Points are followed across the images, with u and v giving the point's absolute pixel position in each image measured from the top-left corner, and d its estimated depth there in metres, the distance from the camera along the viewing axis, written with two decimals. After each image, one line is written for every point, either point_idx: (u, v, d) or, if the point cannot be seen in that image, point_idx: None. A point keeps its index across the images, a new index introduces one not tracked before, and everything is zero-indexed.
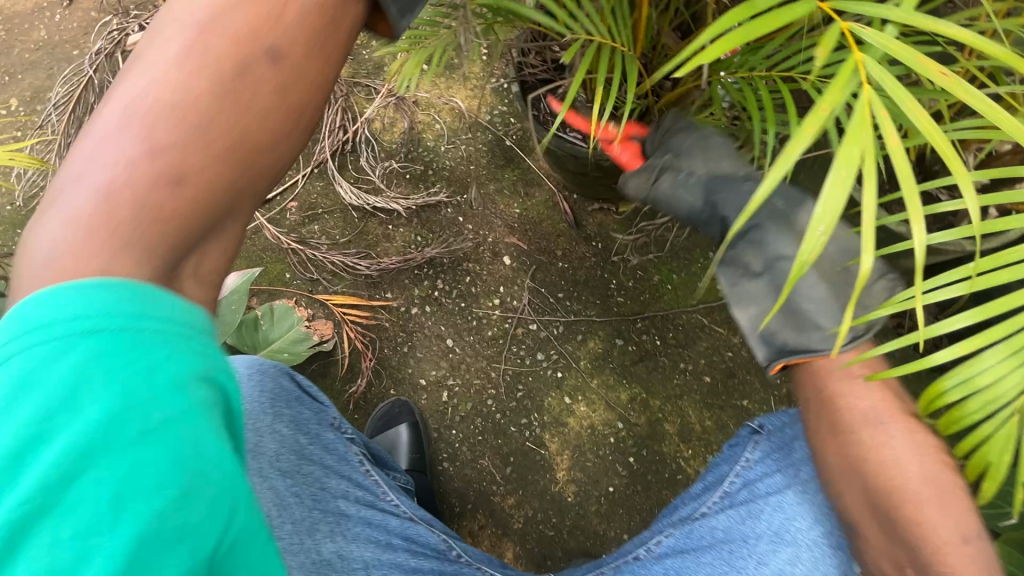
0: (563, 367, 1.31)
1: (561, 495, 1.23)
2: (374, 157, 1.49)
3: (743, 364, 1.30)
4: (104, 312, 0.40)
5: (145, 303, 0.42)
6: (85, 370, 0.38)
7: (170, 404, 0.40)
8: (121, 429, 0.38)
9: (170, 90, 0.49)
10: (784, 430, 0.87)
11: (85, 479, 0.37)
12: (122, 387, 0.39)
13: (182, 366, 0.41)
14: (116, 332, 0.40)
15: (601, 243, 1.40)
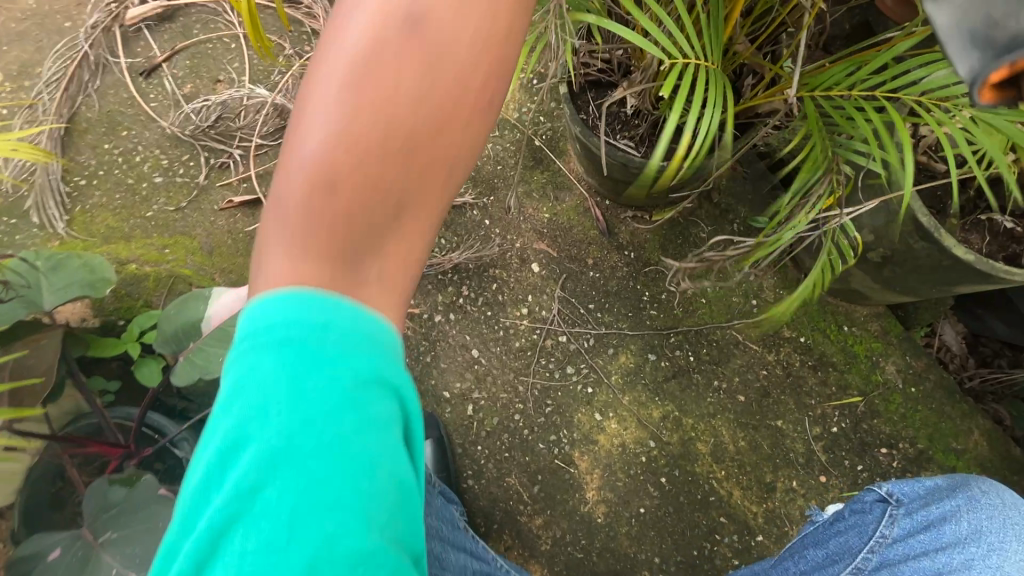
0: (593, 382, 1.26)
1: (591, 516, 1.19)
2: None
3: (778, 383, 1.27)
4: (299, 335, 0.43)
5: (339, 320, 0.45)
6: (285, 391, 0.41)
7: (352, 415, 0.42)
8: (310, 438, 0.40)
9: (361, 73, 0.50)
10: (928, 508, 0.86)
11: (281, 488, 0.39)
12: (314, 403, 0.41)
13: (366, 381, 0.43)
14: (307, 353, 0.43)
15: (634, 252, 1.34)
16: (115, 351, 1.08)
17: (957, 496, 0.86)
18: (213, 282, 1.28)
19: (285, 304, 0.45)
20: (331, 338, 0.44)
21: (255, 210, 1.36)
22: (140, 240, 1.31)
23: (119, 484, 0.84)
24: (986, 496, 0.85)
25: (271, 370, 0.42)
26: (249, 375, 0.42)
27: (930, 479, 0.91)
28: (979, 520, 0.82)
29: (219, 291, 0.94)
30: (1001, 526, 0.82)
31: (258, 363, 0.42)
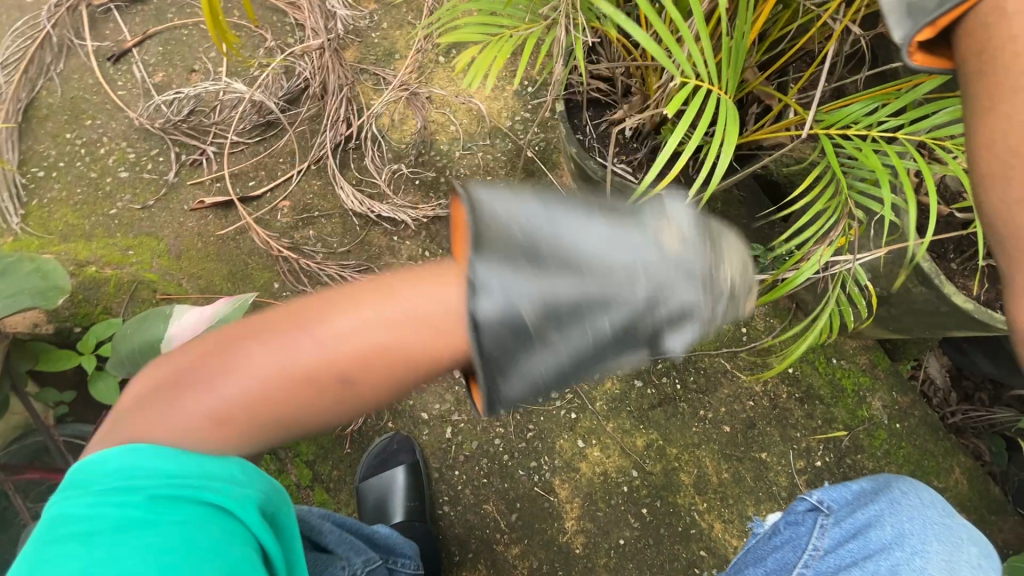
0: (577, 408, 1.23)
1: (569, 546, 1.16)
2: (380, 157, 1.33)
3: (764, 414, 1.24)
4: (135, 470, 0.41)
5: (183, 468, 0.42)
6: (111, 510, 0.41)
7: (180, 527, 0.42)
8: (138, 547, 0.41)
9: (285, 361, 0.39)
10: (854, 516, 0.82)
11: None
12: (143, 520, 0.41)
13: (202, 492, 0.42)
14: (135, 486, 0.41)
15: None
16: (69, 363, 1.00)
17: (879, 501, 0.83)
18: (179, 288, 1.20)
19: (125, 450, 0.42)
20: (156, 477, 0.42)
21: (227, 212, 1.27)
22: (102, 240, 1.23)
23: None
24: (905, 497, 0.82)
25: (103, 499, 0.41)
26: (80, 500, 0.42)
27: (854, 484, 0.88)
28: (900, 523, 0.79)
29: (181, 309, 0.88)
30: (920, 527, 0.78)
31: (91, 489, 0.42)
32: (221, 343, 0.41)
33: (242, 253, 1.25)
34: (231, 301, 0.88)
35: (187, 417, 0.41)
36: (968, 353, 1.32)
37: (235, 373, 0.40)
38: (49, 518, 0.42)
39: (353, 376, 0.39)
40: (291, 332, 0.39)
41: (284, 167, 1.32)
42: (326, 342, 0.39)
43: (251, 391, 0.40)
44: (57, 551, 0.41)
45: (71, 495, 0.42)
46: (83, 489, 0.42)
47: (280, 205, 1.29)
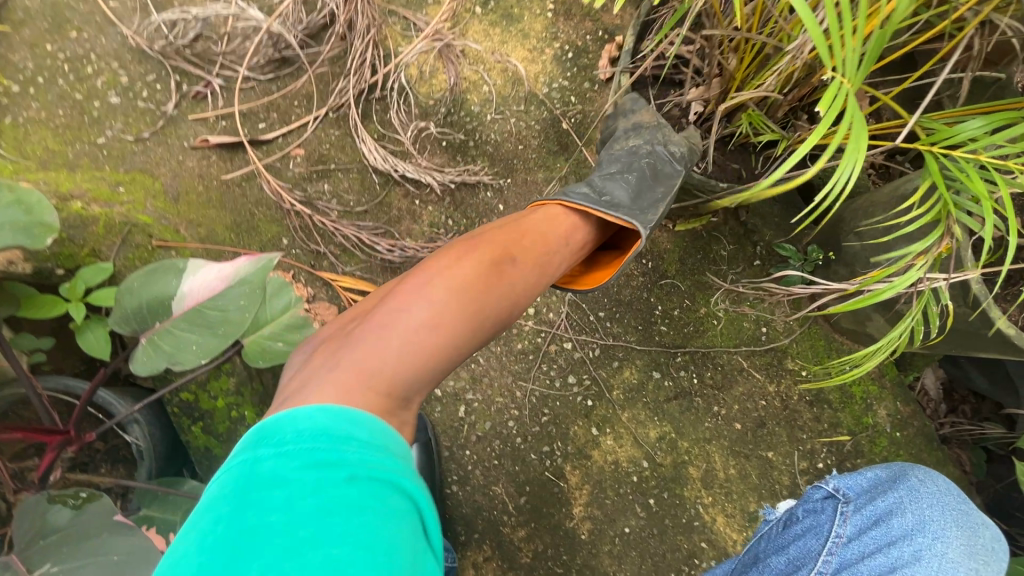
0: (594, 396, 1.20)
1: (575, 531, 1.15)
2: (406, 112, 1.23)
3: (774, 415, 1.25)
4: (337, 432, 0.56)
5: (377, 438, 0.57)
6: (306, 480, 0.52)
7: (364, 509, 0.51)
8: (324, 523, 0.50)
9: (474, 267, 0.70)
10: (874, 503, 0.79)
11: (288, 562, 0.47)
12: (331, 495, 0.51)
13: (382, 480, 0.54)
14: (335, 453, 0.54)
15: (652, 262, 1.25)
16: (53, 312, 0.90)
17: (898, 488, 0.79)
18: (175, 234, 1.09)
19: (318, 411, 0.57)
20: (350, 447, 0.55)
21: (234, 156, 1.16)
22: (89, 172, 1.10)
23: (62, 503, 0.73)
24: (924, 484, 0.78)
25: (299, 463, 0.53)
26: (277, 463, 0.54)
27: (870, 470, 0.84)
28: (922, 510, 0.76)
29: (197, 264, 0.79)
30: (942, 513, 0.75)
31: (289, 449, 0.54)
32: (400, 286, 0.69)
33: (248, 202, 1.14)
34: (254, 261, 0.79)
35: (397, 327, 0.65)
36: (967, 369, 1.35)
37: (430, 285, 0.68)
38: (249, 475, 0.53)
39: (528, 256, 0.75)
40: (469, 250, 0.73)
41: (299, 112, 1.20)
42: (479, 255, 0.72)
43: (454, 296, 0.67)
44: (253, 508, 0.51)
45: (269, 457, 0.54)
46: (281, 452, 0.54)
47: (294, 153, 1.18)
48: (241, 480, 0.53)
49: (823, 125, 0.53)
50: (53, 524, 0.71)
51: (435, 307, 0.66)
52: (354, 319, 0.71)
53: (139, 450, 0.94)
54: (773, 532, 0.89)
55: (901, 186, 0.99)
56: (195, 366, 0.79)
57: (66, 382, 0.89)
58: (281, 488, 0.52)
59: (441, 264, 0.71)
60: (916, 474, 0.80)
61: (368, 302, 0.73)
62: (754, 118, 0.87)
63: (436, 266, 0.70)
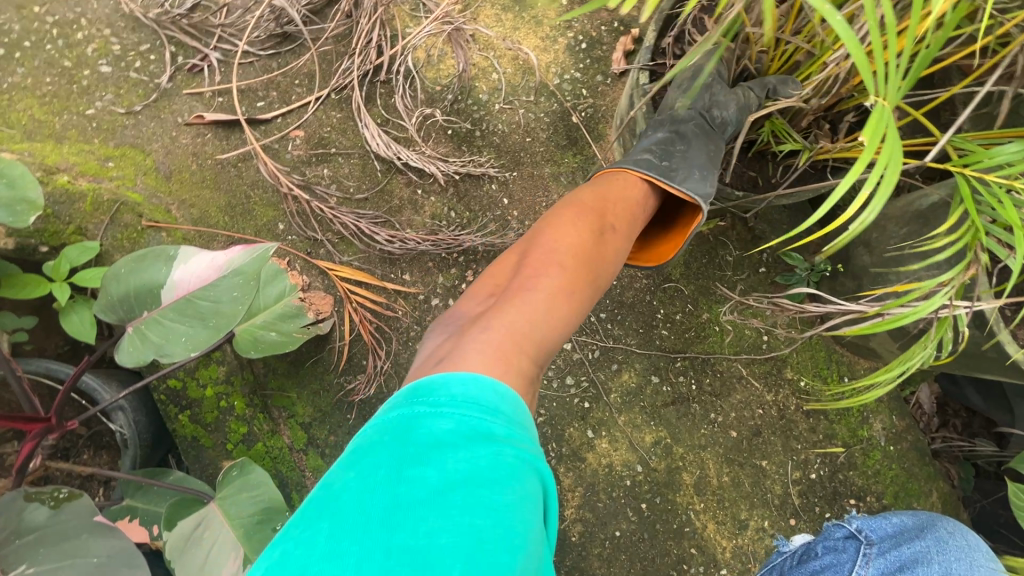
0: (591, 398, 1.19)
1: (565, 533, 1.14)
2: (411, 97, 1.18)
3: (770, 424, 1.23)
4: (485, 401, 0.54)
5: (522, 417, 0.56)
6: (459, 446, 0.51)
7: (510, 491, 0.49)
8: (472, 495, 0.48)
9: (589, 236, 0.72)
10: (900, 549, 0.88)
11: (436, 528, 0.46)
12: (481, 468, 0.50)
13: (526, 463, 0.53)
14: (485, 424, 0.53)
15: (657, 264, 1.23)
16: (35, 292, 0.85)
17: (925, 537, 0.88)
18: (165, 214, 1.04)
19: (472, 379, 0.55)
20: (501, 420, 0.54)
21: (230, 135, 1.11)
22: (76, 144, 1.04)
23: (40, 500, 0.71)
24: (951, 538, 0.88)
25: (452, 427, 0.52)
26: (430, 423, 0.52)
27: (896, 517, 0.93)
28: (948, 562, 0.85)
29: (189, 253, 0.76)
30: (966, 567, 0.84)
31: (442, 410, 0.53)
32: (531, 256, 0.70)
33: (244, 183, 1.10)
34: (249, 251, 0.77)
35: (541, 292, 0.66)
36: (962, 385, 1.34)
37: (559, 253, 0.69)
38: (403, 429, 0.53)
39: (620, 224, 0.76)
40: (576, 216, 0.74)
41: (300, 92, 1.15)
42: (583, 220, 0.73)
43: (579, 262, 0.70)
44: (404, 466, 0.49)
45: (422, 414, 0.53)
46: (434, 412, 0.53)
47: (292, 134, 1.14)
48: (394, 434, 0.52)
49: (866, 152, 0.49)
50: (31, 522, 0.70)
51: (568, 274, 0.68)
52: (486, 291, 0.70)
53: (123, 438, 0.91)
54: (787, 564, 0.94)
55: (914, 201, 0.97)
56: (183, 359, 0.76)
57: (48, 365, 0.86)
58: (435, 450, 0.50)
59: (558, 230, 0.72)
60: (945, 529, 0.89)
61: (493, 274, 0.72)
62: (776, 126, 0.87)
63: (557, 230, 0.72)
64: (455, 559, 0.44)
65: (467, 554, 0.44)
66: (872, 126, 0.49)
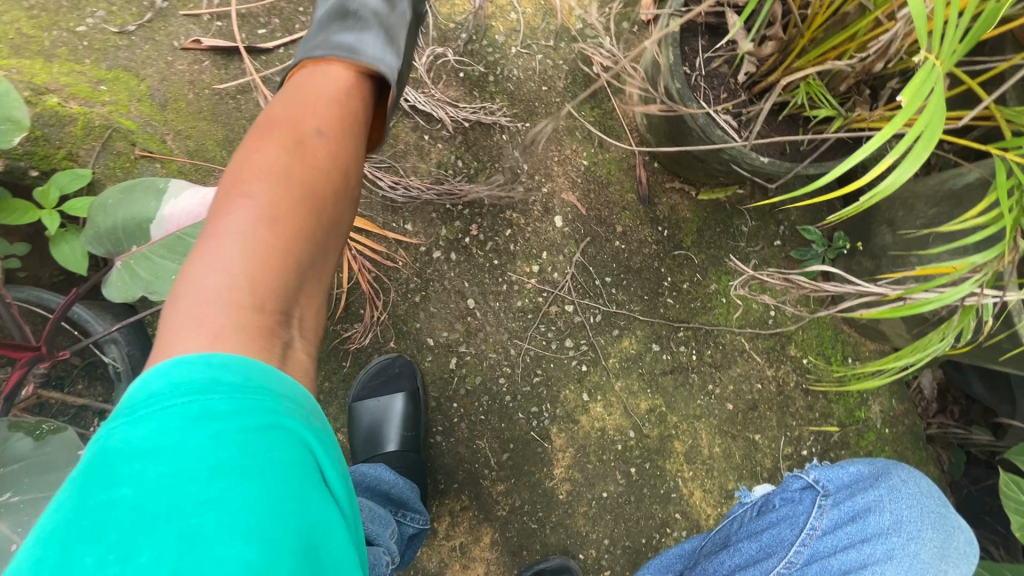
0: (589, 361, 1.17)
1: (553, 491, 1.15)
2: (423, 33, 1.12)
3: (768, 399, 1.22)
4: (195, 385, 0.44)
5: (267, 385, 0.47)
6: (165, 450, 0.42)
7: (253, 470, 0.43)
8: (184, 497, 0.40)
9: (311, 164, 0.58)
10: (852, 499, 0.84)
11: (142, 545, 0.38)
12: (201, 461, 0.42)
13: (265, 432, 0.45)
14: (196, 406, 0.43)
15: (668, 230, 1.18)
16: (23, 219, 0.83)
17: (880, 486, 0.83)
18: (158, 144, 1.00)
19: (171, 366, 0.45)
20: (214, 398, 0.44)
21: (230, 64, 1.05)
22: (66, 63, 0.99)
23: (24, 431, 0.73)
24: (905, 485, 0.83)
25: (152, 430, 0.42)
26: (125, 434, 0.42)
27: (853, 466, 0.89)
28: (899, 511, 0.81)
29: (181, 185, 0.74)
30: (919, 515, 0.80)
31: (138, 416, 0.43)
32: (245, 206, 0.54)
33: (243, 117, 1.05)
34: None
35: (247, 262, 0.51)
36: (965, 372, 1.31)
37: (279, 194, 0.55)
38: (100, 456, 0.42)
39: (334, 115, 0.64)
40: (285, 132, 0.59)
41: (305, 21, 1.09)
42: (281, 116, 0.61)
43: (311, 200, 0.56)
44: (93, 493, 0.40)
45: (116, 434, 0.42)
46: (127, 421, 0.43)
47: None
48: (90, 465, 0.41)
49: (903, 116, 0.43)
50: (14, 452, 0.72)
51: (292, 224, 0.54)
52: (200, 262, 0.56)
53: (116, 370, 0.91)
54: (747, 515, 0.93)
55: (946, 181, 0.92)
56: (173, 297, 0.74)
57: (40, 294, 0.84)
58: (134, 462, 0.41)
59: (262, 149, 0.57)
60: (898, 478, 0.84)
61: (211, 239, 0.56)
62: (813, 89, 0.81)
63: (263, 154, 0.57)
64: (164, 569, 0.37)
65: (182, 558, 0.38)
66: (915, 86, 0.43)
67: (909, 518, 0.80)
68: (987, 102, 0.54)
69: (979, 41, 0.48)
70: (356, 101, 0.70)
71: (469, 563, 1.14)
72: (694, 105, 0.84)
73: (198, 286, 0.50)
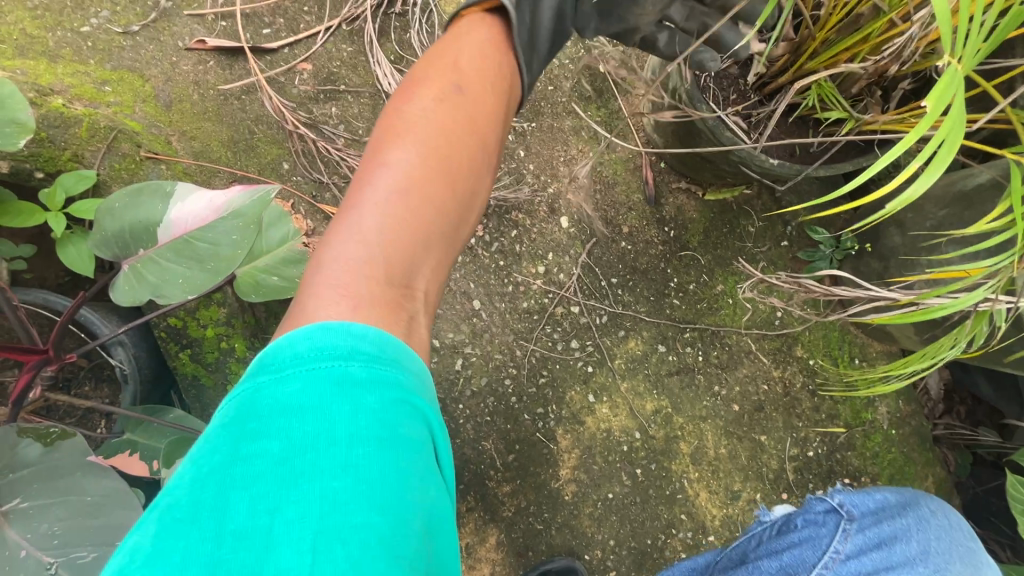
0: (595, 362, 1.17)
1: (558, 492, 1.15)
2: (428, 33, 1.11)
3: (774, 400, 1.21)
4: (334, 351, 0.47)
5: (392, 357, 0.49)
6: (308, 409, 0.44)
7: (384, 443, 0.44)
8: (329, 458, 0.43)
9: (456, 124, 0.59)
10: (879, 526, 0.85)
11: (294, 490, 0.41)
12: (342, 422, 0.44)
13: (393, 404, 0.47)
14: (338, 371, 0.46)
15: (675, 231, 1.18)
16: (30, 222, 0.82)
17: (908, 515, 0.85)
18: (163, 145, 1.00)
19: (317, 330, 0.48)
20: (353, 366, 0.47)
21: (234, 64, 1.05)
22: (71, 64, 0.98)
23: (32, 436, 0.72)
24: (933, 516, 0.85)
25: (298, 389, 0.45)
26: (275, 389, 0.46)
27: (880, 492, 0.90)
28: (926, 541, 0.83)
29: (186, 189, 0.73)
30: (946, 547, 0.83)
31: (285, 374, 0.46)
32: (392, 160, 0.56)
33: (248, 118, 1.04)
34: (249, 193, 0.74)
35: (384, 214, 0.53)
36: (972, 373, 1.31)
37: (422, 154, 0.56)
38: (246, 408, 0.45)
39: (475, 83, 0.61)
40: (435, 87, 0.60)
41: (309, 21, 1.08)
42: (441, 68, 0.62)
43: (446, 155, 0.57)
44: (243, 443, 0.43)
45: (266, 386, 0.46)
46: (273, 376, 0.46)
47: (300, 67, 1.07)
48: (240, 414, 0.45)
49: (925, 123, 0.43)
50: (24, 457, 0.72)
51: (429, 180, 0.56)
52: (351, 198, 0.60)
53: (124, 372, 0.91)
54: (766, 534, 0.92)
55: (957, 182, 0.91)
56: (180, 301, 0.74)
57: (47, 296, 0.84)
58: (280, 418, 0.44)
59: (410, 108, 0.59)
60: (924, 509, 0.86)
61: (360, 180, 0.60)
62: (824, 91, 0.80)
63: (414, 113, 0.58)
64: (308, 525, 0.39)
65: (323, 518, 0.40)
66: (938, 93, 0.43)
67: (932, 546, 0.82)
68: (1002, 104, 0.53)
69: (1002, 40, 0.48)
70: (497, 66, 0.63)
71: (475, 563, 1.14)
72: (703, 107, 0.83)
73: (343, 233, 0.53)
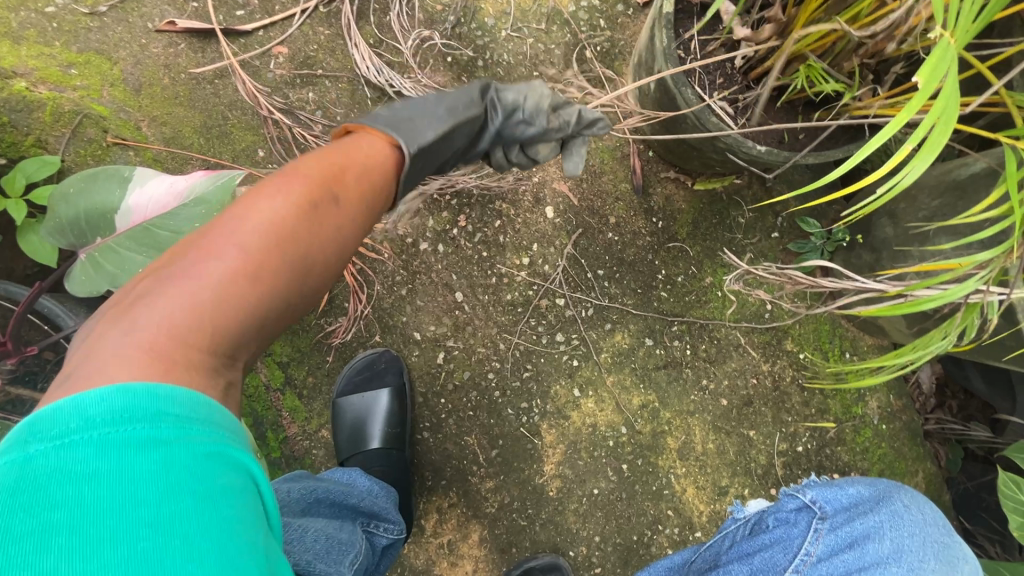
0: (580, 356, 1.14)
1: (543, 488, 1.13)
2: (408, 16, 1.07)
3: (764, 394, 1.19)
4: (135, 408, 0.38)
5: (207, 413, 0.42)
6: (98, 478, 0.35)
7: (207, 488, 0.38)
8: (130, 521, 0.35)
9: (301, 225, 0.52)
10: (852, 524, 0.79)
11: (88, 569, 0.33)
12: (145, 486, 0.36)
13: (208, 456, 0.39)
14: (136, 434, 0.37)
15: (663, 221, 1.15)
16: None
17: (880, 511, 0.78)
18: (131, 131, 0.97)
19: (116, 392, 0.39)
20: (168, 423, 0.39)
21: (207, 48, 1.01)
22: (35, 46, 0.95)
23: None
24: (908, 512, 0.78)
25: (87, 456, 0.36)
26: (55, 457, 0.36)
27: (852, 487, 0.84)
28: (900, 538, 0.75)
29: (145, 173, 0.71)
30: (921, 544, 0.75)
31: (68, 439, 0.36)
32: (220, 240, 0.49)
33: (221, 103, 1.01)
34: (211, 178, 0.73)
35: (200, 295, 0.46)
36: (964, 367, 1.29)
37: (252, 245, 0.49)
38: (14, 481, 0.35)
39: (349, 191, 0.56)
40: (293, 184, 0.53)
41: (285, 2, 1.04)
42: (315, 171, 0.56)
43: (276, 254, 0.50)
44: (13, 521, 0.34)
45: (43, 455, 0.36)
46: (56, 444, 0.36)
47: (275, 51, 1.03)
48: (6, 487, 0.35)
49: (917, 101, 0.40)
50: None
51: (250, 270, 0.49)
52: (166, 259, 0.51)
53: None
54: (738, 533, 0.90)
55: (951, 171, 0.88)
56: None
57: (6, 287, 0.83)
58: (62, 487, 0.35)
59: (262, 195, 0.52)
60: (898, 500, 0.79)
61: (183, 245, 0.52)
62: (813, 73, 0.77)
63: (263, 201, 0.51)
64: None
65: None
66: (930, 66, 0.40)
67: (913, 545, 0.75)
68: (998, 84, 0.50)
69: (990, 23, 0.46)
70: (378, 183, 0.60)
71: (457, 560, 1.12)
72: (687, 93, 0.80)
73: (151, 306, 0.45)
